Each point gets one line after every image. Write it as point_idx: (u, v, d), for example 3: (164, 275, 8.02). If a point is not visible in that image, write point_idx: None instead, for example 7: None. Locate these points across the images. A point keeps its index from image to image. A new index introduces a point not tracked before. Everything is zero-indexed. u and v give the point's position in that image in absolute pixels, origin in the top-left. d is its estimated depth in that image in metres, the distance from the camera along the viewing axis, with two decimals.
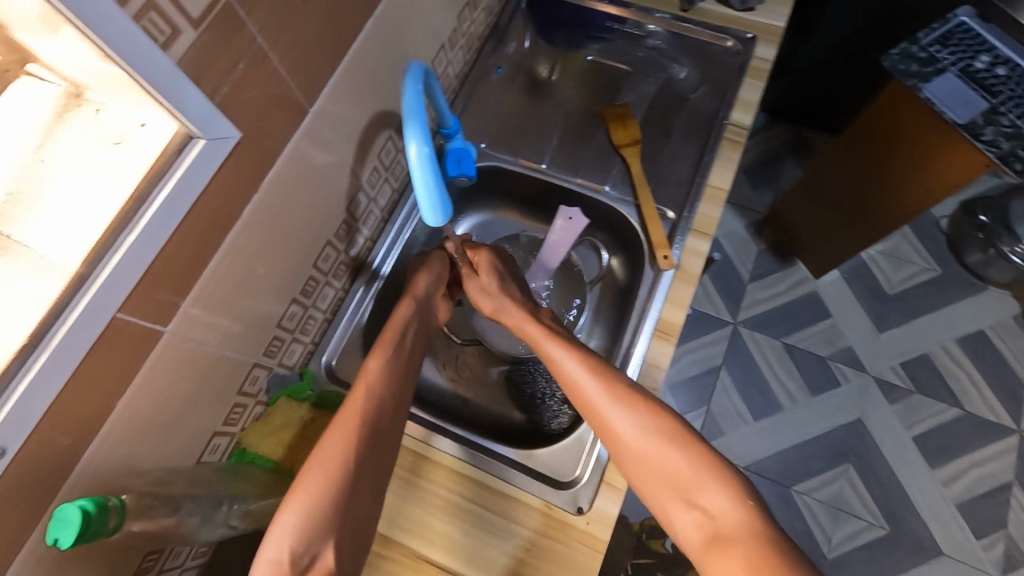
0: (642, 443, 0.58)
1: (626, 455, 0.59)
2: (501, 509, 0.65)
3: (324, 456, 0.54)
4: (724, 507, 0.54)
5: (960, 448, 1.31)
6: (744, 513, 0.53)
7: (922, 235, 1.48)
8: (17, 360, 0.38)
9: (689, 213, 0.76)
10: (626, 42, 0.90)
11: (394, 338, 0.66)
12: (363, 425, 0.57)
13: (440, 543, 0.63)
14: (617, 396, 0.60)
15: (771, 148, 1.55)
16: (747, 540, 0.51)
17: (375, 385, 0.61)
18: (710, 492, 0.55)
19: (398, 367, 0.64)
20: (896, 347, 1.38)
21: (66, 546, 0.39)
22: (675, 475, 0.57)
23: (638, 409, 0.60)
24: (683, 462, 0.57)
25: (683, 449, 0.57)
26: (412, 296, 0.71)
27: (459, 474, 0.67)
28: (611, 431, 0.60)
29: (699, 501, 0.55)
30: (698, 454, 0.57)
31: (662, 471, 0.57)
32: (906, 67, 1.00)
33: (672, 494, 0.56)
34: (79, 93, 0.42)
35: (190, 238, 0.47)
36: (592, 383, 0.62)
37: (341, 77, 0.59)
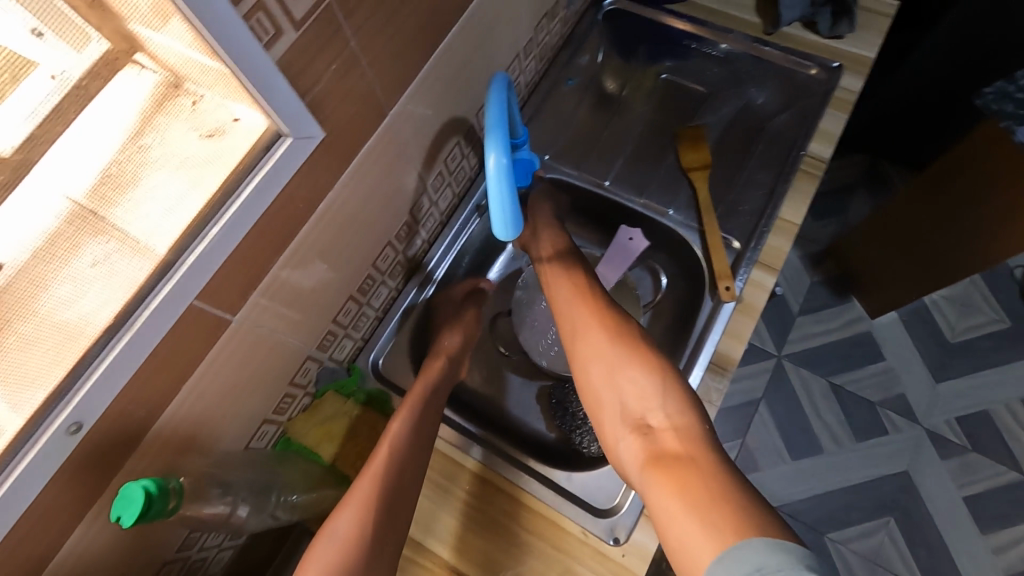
0: (613, 358, 0.61)
1: (596, 368, 0.62)
2: (534, 530, 0.64)
3: (332, 530, 0.55)
4: (676, 425, 0.54)
5: (1017, 516, 1.22)
6: (694, 434, 0.53)
7: (994, 284, 1.39)
8: (101, 339, 0.40)
9: (756, 245, 0.73)
10: (703, 61, 0.88)
11: (418, 401, 0.65)
12: (379, 499, 0.56)
13: (468, 553, 0.63)
14: (598, 313, 0.65)
15: (837, 179, 1.49)
16: (692, 456, 0.51)
17: (394, 451, 0.60)
18: (663, 409, 0.56)
19: (419, 429, 0.63)
20: (955, 400, 1.30)
21: (127, 524, 0.40)
22: (635, 390, 0.58)
23: (614, 327, 0.63)
24: (647, 381, 0.58)
25: (647, 368, 0.59)
26: (445, 356, 0.72)
27: (484, 482, 0.66)
28: (586, 344, 0.64)
29: (653, 416, 0.56)
30: (661, 373, 0.59)
31: (624, 387, 0.59)
32: (1000, 108, 0.94)
33: (629, 409, 0.58)
34: (178, 84, 0.42)
35: (266, 232, 0.48)
36: (578, 297, 0.67)
37: (422, 81, 0.59)
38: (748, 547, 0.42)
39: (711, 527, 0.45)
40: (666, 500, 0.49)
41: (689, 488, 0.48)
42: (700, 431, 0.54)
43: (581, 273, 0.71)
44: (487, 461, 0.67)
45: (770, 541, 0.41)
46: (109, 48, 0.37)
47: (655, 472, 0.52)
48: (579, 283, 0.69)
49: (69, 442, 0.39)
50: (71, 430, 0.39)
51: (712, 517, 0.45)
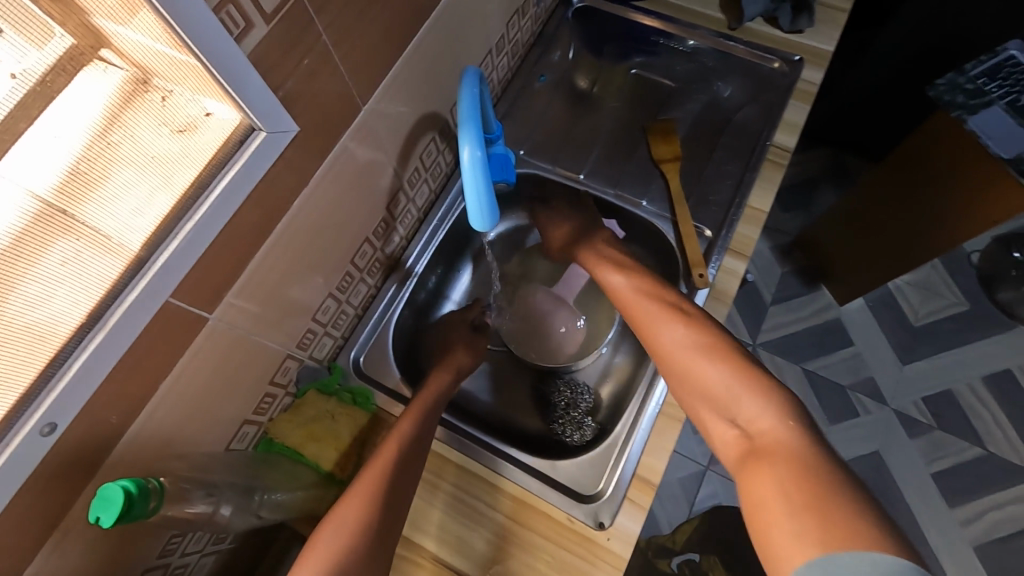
0: (688, 356, 0.58)
1: (673, 367, 0.59)
2: (518, 519, 0.64)
3: (334, 523, 0.54)
4: (765, 420, 0.50)
5: (981, 489, 1.27)
6: (788, 430, 0.49)
7: (953, 269, 1.45)
8: (74, 339, 0.40)
9: (727, 233, 0.75)
10: (671, 57, 0.90)
11: (425, 406, 0.65)
12: (381, 491, 0.56)
13: (452, 543, 0.63)
14: (669, 313, 0.62)
15: (803, 172, 1.54)
16: (787, 451, 0.47)
17: (397, 448, 0.60)
18: (749, 404, 0.52)
19: (423, 432, 0.63)
20: (921, 381, 1.35)
21: (107, 526, 0.39)
22: (715, 386, 0.55)
23: (687, 324, 0.60)
24: (727, 377, 0.54)
25: (729, 364, 0.55)
26: (454, 371, 0.72)
27: (465, 472, 0.67)
28: (659, 345, 0.61)
29: (740, 413, 0.52)
30: (743, 369, 0.55)
31: (703, 384, 0.55)
32: (952, 98, 0.99)
33: (712, 406, 0.54)
34: (146, 79, 0.41)
35: (240, 229, 0.48)
36: (647, 301, 0.65)
37: (395, 78, 0.60)
38: (833, 562, 0.38)
39: (800, 527, 0.41)
40: (758, 498, 0.45)
41: (780, 485, 0.44)
42: (795, 426, 0.49)
43: (647, 278, 0.69)
44: (465, 449, 0.68)
45: (856, 553, 0.38)
46: (74, 44, 0.36)
47: (745, 468, 0.48)
48: (647, 287, 0.67)
49: (42, 444, 0.39)
50: (45, 431, 0.38)
51: (805, 518, 0.41)
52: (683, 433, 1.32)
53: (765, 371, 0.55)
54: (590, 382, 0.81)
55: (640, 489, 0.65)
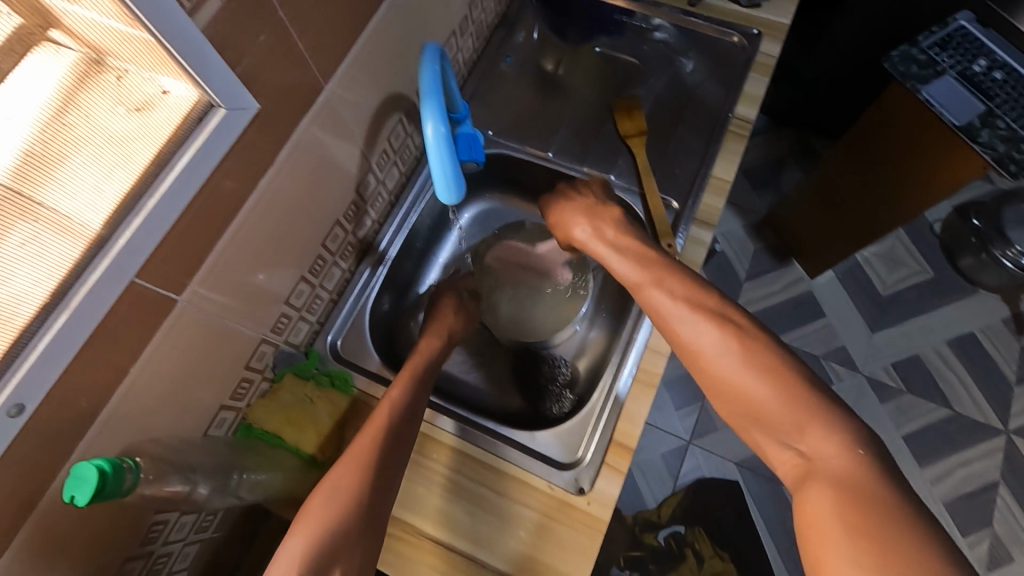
0: (744, 380, 0.50)
1: (723, 387, 0.51)
2: (513, 495, 0.65)
3: (328, 487, 0.54)
4: (831, 453, 0.45)
5: (950, 448, 1.32)
6: (853, 463, 0.44)
7: (917, 239, 1.50)
8: (37, 319, 0.39)
9: (693, 203, 0.77)
10: (635, 36, 0.91)
11: (416, 375, 0.66)
12: (375, 457, 0.56)
13: (452, 525, 0.64)
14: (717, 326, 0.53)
15: (772, 150, 1.57)
16: (862, 492, 0.42)
17: (390, 417, 0.60)
18: (810, 435, 0.46)
19: (416, 401, 0.63)
20: (889, 347, 1.40)
21: (81, 505, 0.40)
22: (770, 408, 0.48)
23: (738, 338, 0.52)
24: (787, 402, 0.48)
25: (785, 387, 0.48)
26: (444, 336, 0.73)
27: (463, 456, 0.68)
28: (706, 361, 0.53)
29: (801, 444, 0.46)
30: (803, 392, 0.48)
31: (757, 408, 0.49)
32: (906, 69, 1.03)
33: (768, 432, 0.48)
34: (100, 59, 0.41)
35: (204, 210, 0.48)
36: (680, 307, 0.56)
37: (356, 57, 0.60)
38: None
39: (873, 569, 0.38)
40: (824, 542, 0.41)
41: (846, 522, 0.40)
42: (860, 460, 0.44)
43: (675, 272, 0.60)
44: (463, 434, 0.68)
45: None
46: (22, 23, 0.36)
47: (805, 505, 0.43)
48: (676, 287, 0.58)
49: (11, 426, 0.38)
50: (12, 413, 0.38)
51: (868, 551, 0.38)
52: (664, 410, 1.34)
53: (823, 391, 0.48)
54: (568, 357, 0.83)
55: (618, 455, 0.66)
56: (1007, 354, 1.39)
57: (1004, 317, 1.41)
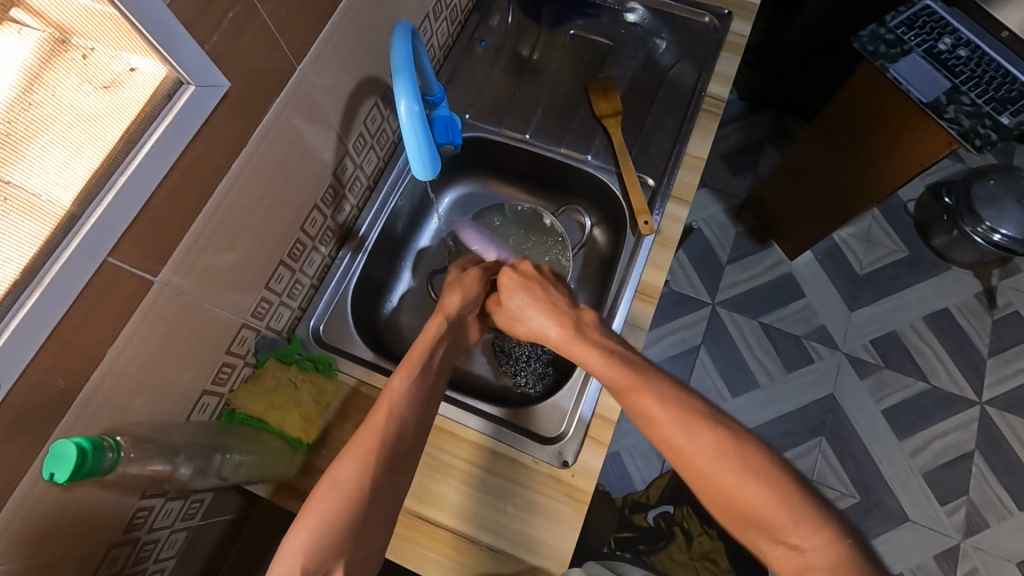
0: (722, 476, 0.46)
1: (708, 484, 0.46)
2: (527, 484, 0.65)
3: (332, 478, 0.51)
4: (822, 547, 0.41)
5: (927, 421, 1.35)
6: (845, 555, 0.40)
7: (892, 219, 1.53)
8: (10, 296, 0.39)
9: (669, 180, 0.79)
10: (608, 18, 0.92)
11: (422, 360, 0.61)
12: (381, 449, 0.53)
13: (468, 515, 0.64)
14: (687, 419, 0.49)
15: (749, 134, 1.59)
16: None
17: (397, 406, 0.56)
18: (797, 527, 0.42)
19: (423, 390, 0.59)
20: (867, 324, 1.42)
21: (61, 481, 0.40)
22: (757, 510, 0.44)
23: (710, 428, 0.48)
24: (770, 497, 0.43)
25: (773, 487, 0.44)
26: (445, 316, 0.67)
27: (482, 449, 0.67)
28: (678, 455, 0.48)
29: (789, 541, 0.42)
30: (782, 481, 0.44)
31: (739, 505, 0.45)
32: (875, 48, 1.05)
33: (755, 529, 0.44)
34: (64, 38, 0.39)
35: (177, 189, 0.48)
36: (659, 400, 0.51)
37: (329, 38, 0.60)
38: None
39: None
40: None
41: None
42: (850, 550, 0.40)
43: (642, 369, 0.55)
44: (493, 432, 0.68)
45: None
46: None
47: None
48: (655, 383, 0.53)
49: None
50: None
51: None
52: None
53: (801, 478, 0.45)
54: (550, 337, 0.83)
55: (600, 427, 0.68)
56: (979, 328, 1.43)
57: (975, 292, 1.45)
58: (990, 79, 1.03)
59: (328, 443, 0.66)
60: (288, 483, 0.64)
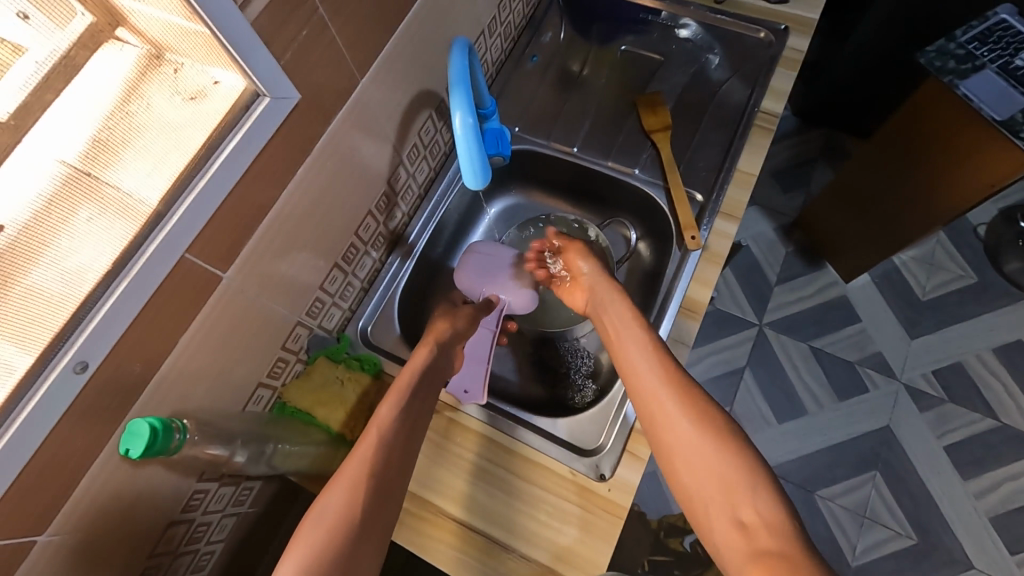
0: (698, 444, 0.53)
1: (677, 451, 0.54)
2: (539, 482, 0.66)
3: (320, 509, 0.51)
4: (769, 520, 0.47)
5: (995, 460, 1.25)
6: (783, 523, 0.47)
7: (960, 243, 1.43)
8: (101, 285, 0.43)
9: (718, 196, 0.78)
10: (659, 34, 0.92)
11: (408, 387, 0.63)
12: (370, 477, 0.53)
13: (485, 512, 0.65)
14: (680, 394, 0.57)
15: (802, 152, 1.55)
16: (794, 556, 0.44)
17: (384, 434, 0.57)
18: (754, 500, 0.49)
19: (408, 417, 0.60)
20: (929, 354, 1.34)
21: (135, 457, 0.44)
22: (717, 475, 0.51)
23: (691, 404, 0.56)
24: (728, 464, 0.51)
25: (732, 457, 0.51)
26: (433, 343, 0.68)
27: (485, 440, 0.69)
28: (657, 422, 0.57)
29: (742, 507, 0.49)
30: (749, 461, 0.51)
31: (704, 469, 0.52)
32: (943, 64, 1.01)
33: (716, 495, 0.50)
34: (159, 54, 0.46)
35: (247, 194, 0.51)
36: (654, 374, 0.59)
37: (391, 54, 0.63)
38: None
39: None
40: None
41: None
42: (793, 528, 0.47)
43: (651, 342, 0.62)
44: (491, 420, 0.70)
45: None
46: (93, 21, 0.42)
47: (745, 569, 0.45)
48: (653, 353, 0.61)
49: (76, 381, 0.42)
50: (77, 369, 0.42)
51: None
52: None
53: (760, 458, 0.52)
54: (591, 349, 0.83)
55: (639, 441, 0.67)
56: None
57: None
58: None
59: None
60: (329, 476, 0.67)
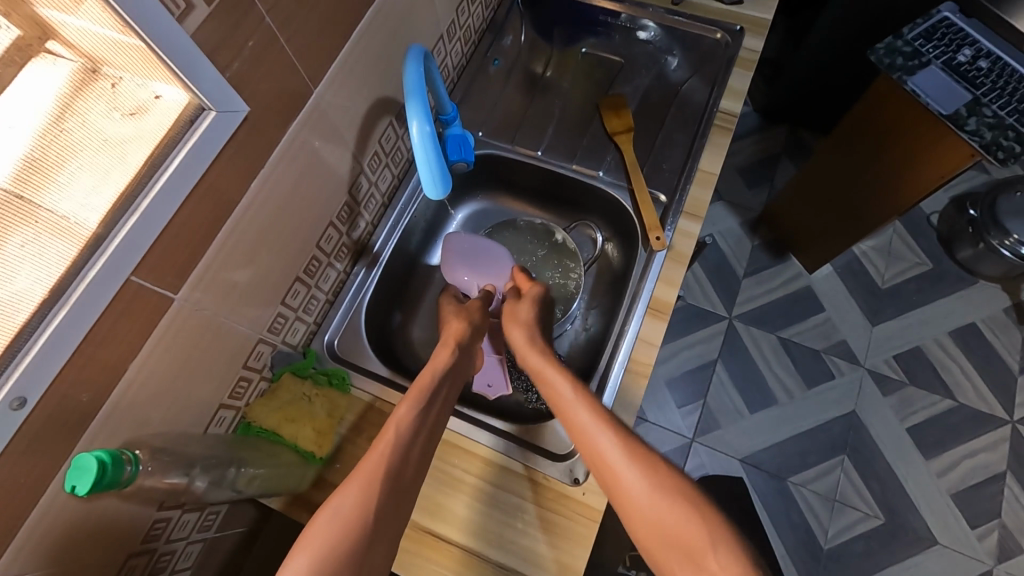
0: (652, 499, 0.48)
1: (634, 509, 0.48)
2: (526, 495, 0.65)
3: (334, 506, 0.46)
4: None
5: (955, 440, 1.30)
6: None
7: (914, 232, 1.49)
8: (37, 314, 0.41)
9: (681, 197, 0.79)
10: (620, 36, 0.93)
11: (428, 388, 0.60)
12: (386, 475, 0.49)
13: (475, 529, 0.64)
14: (627, 450, 0.52)
15: (765, 148, 1.58)
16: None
17: (402, 433, 0.54)
18: (717, 554, 0.43)
19: (426, 418, 0.57)
20: (890, 340, 1.39)
21: (82, 493, 0.42)
22: (677, 531, 0.45)
23: (645, 462, 0.51)
24: (690, 518, 0.46)
25: (693, 511, 0.46)
26: (453, 344, 0.67)
27: (492, 464, 0.67)
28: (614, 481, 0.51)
29: (706, 564, 0.43)
30: (708, 511, 0.46)
31: (667, 528, 0.46)
32: (892, 61, 1.04)
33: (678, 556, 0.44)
34: (95, 68, 0.43)
35: (197, 214, 0.50)
36: (602, 433, 0.54)
37: (345, 62, 0.62)
38: None
39: None
40: None
41: None
42: None
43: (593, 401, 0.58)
44: (491, 442, 0.68)
45: None
46: (20, 35, 0.39)
47: None
48: (596, 412, 0.56)
49: (14, 418, 0.40)
50: (15, 405, 0.40)
51: None
52: (665, 409, 1.35)
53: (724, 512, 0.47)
54: (563, 352, 0.83)
55: None
56: (1009, 343, 1.38)
57: (1004, 307, 1.41)
58: (1013, 89, 1.00)
59: (340, 457, 0.67)
60: (298, 495, 0.65)
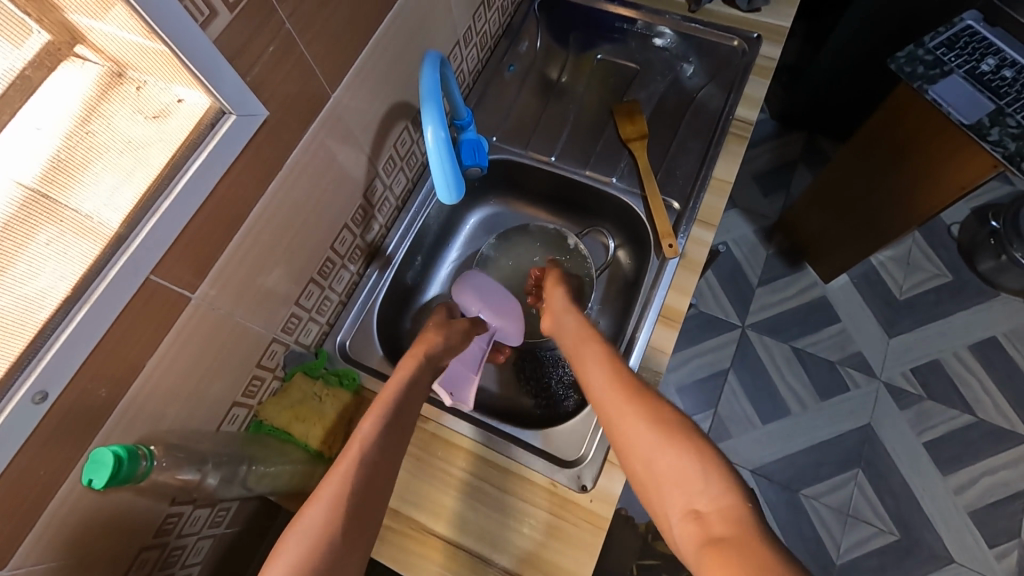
0: (649, 439, 0.54)
1: (637, 452, 0.55)
2: (531, 499, 0.65)
3: (303, 523, 0.49)
4: (722, 507, 0.46)
5: (973, 456, 1.27)
6: (737, 504, 0.46)
7: (933, 242, 1.46)
8: (60, 312, 0.42)
9: (695, 204, 0.79)
10: (636, 42, 0.93)
11: (390, 402, 0.61)
12: (349, 497, 0.52)
13: (476, 531, 0.64)
14: (633, 398, 0.58)
15: (782, 155, 1.56)
16: (745, 535, 0.43)
17: (367, 451, 0.55)
18: (707, 489, 0.48)
19: (392, 431, 0.58)
20: (907, 352, 1.36)
21: (98, 487, 0.43)
22: (672, 469, 0.51)
23: (650, 410, 0.57)
24: (683, 457, 0.51)
25: (687, 448, 0.52)
26: (421, 355, 0.67)
27: (491, 464, 0.68)
28: (619, 429, 0.58)
29: (697, 497, 0.48)
30: (704, 449, 0.52)
31: (662, 465, 0.52)
32: (913, 69, 1.02)
33: (670, 491, 0.50)
34: (121, 72, 0.45)
35: (216, 214, 0.51)
36: (612, 388, 0.60)
37: (362, 67, 0.63)
38: None
39: None
40: None
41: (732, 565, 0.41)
42: (747, 510, 0.46)
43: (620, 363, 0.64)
44: (488, 440, 0.68)
45: None
46: (50, 40, 0.40)
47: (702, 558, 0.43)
48: (616, 372, 0.62)
49: (36, 411, 0.41)
50: (36, 399, 0.41)
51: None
52: None
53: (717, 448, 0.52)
54: None
55: None
56: None
57: None
58: None
59: None
60: (308, 494, 0.66)
